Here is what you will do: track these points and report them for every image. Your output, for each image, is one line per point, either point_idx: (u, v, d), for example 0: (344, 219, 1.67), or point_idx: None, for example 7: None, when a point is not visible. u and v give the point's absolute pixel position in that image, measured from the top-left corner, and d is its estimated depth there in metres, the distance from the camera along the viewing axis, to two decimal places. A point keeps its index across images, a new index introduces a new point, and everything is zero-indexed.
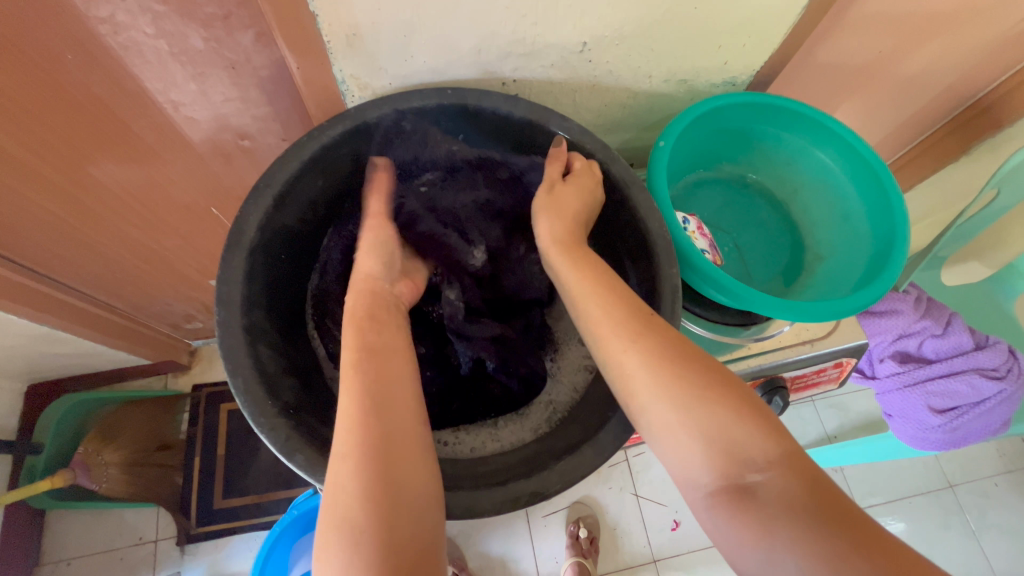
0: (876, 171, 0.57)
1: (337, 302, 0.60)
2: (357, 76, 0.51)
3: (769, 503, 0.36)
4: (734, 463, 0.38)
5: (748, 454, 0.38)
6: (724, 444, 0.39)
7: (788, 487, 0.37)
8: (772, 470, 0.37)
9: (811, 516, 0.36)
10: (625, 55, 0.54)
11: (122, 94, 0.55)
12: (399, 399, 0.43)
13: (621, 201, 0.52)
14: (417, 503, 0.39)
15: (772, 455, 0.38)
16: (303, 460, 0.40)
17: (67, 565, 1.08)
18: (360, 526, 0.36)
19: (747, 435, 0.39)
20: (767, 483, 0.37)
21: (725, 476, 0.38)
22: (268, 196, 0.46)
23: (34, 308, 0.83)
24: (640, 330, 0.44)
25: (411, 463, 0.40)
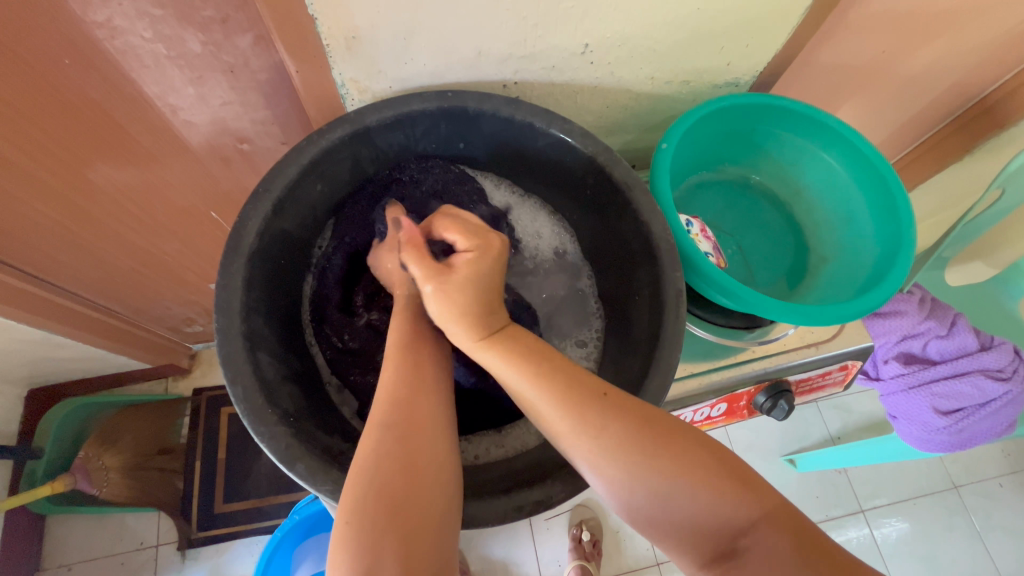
0: (881, 173, 0.56)
1: (336, 308, 0.59)
2: (357, 79, 0.51)
3: (758, 567, 0.37)
4: (720, 536, 0.39)
5: (734, 524, 0.38)
6: (710, 517, 0.39)
7: (777, 549, 0.37)
8: (755, 532, 0.38)
9: (802, 574, 0.36)
10: (627, 56, 0.54)
11: (120, 98, 0.55)
12: (429, 407, 0.43)
13: (624, 204, 0.51)
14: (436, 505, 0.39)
15: (754, 518, 0.38)
16: (303, 469, 0.40)
17: (68, 570, 1.08)
18: (373, 534, 0.36)
19: (729, 508, 0.39)
20: (756, 546, 0.37)
21: (716, 547, 0.39)
22: (267, 201, 0.46)
23: (33, 313, 0.82)
24: (603, 410, 0.41)
25: (429, 459, 0.40)
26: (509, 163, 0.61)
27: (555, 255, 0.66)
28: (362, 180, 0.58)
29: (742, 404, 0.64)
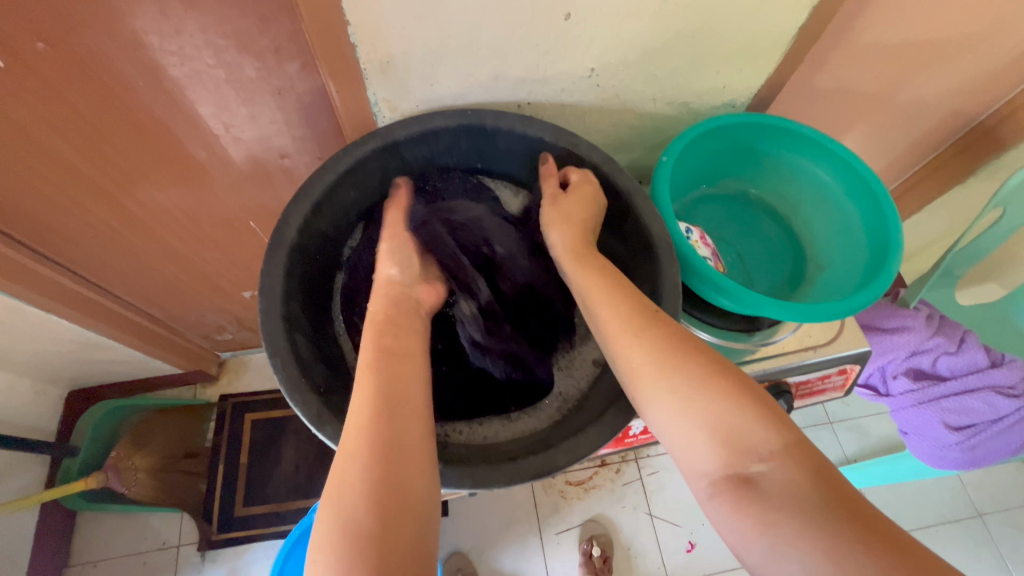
0: (871, 185, 0.60)
1: (366, 300, 0.63)
2: (388, 99, 0.57)
3: (772, 492, 0.39)
4: (739, 452, 0.41)
5: (752, 445, 0.41)
6: (728, 434, 0.41)
7: (791, 477, 0.39)
8: (773, 460, 0.40)
9: (816, 502, 0.37)
10: (630, 80, 0.59)
11: (180, 117, 0.62)
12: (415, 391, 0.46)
13: (626, 209, 0.56)
14: (403, 527, 0.39)
15: (773, 444, 0.40)
16: (332, 431, 0.44)
17: (94, 567, 1.12)
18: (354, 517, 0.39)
19: (747, 426, 0.41)
20: (770, 473, 0.39)
21: (730, 467, 0.41)
22: (308, 202, 0.52)
23: (84, 314, 0.90)
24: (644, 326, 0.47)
25: (398, 482, 0.41)
26: (523, 174, 0.67)
27: None
28: (391, 189, 0.64)
29: None
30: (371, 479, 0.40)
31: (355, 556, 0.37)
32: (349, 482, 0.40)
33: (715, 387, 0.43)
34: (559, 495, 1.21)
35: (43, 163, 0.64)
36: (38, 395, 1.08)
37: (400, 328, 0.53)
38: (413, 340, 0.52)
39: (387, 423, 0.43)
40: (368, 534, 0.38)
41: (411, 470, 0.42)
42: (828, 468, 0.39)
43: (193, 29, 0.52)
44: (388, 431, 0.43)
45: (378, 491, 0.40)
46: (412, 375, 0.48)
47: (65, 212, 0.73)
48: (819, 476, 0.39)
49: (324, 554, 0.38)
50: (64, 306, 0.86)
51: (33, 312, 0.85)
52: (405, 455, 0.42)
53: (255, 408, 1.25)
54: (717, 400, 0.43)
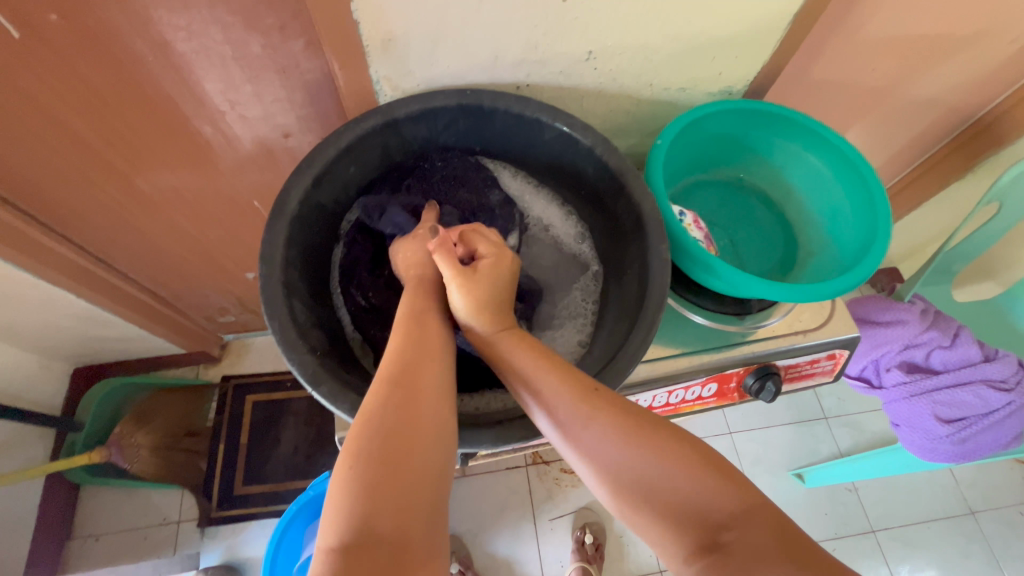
0: (861, 171, 0.61)
1: (363, 269, 0.65)
2: (389, 78, 0.59)
3: (746, 558, 0.36)
4: (704, 527, 0.38)
5: (712, 514, 0.39)
6: (688, 513, 0.39)
7: (759, 540, 0.37)
8: (738, 527, 0.38)
9: (792, 566, 0.35)
10: (627, 64, 0.61)
11: (187, 93, 0.64)
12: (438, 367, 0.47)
13: (619, 189, 0.57)
14: (426, 460, 0.40)
15: (734, 506, 0.39)
16: (326, 390, 0.46)
17: (95, 541, 1.14)
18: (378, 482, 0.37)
19: (709, 492, 0.39)
20: (739, 539, 0.37)
21: (697, 540, 0.38)
22: (309, 174, 0.54)
23: (90, 289, 0.92)
24: (592, 411, 0.44)
25: (424, 416, 0.42)
26: (520, 155, 0.68)
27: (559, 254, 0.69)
28: (390, 167, 0.66)
29: (733, 387, 0.67)
30: (401, 409, 0.42)
31: (382, 479, 0.37)
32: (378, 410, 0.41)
33: (668, 462, 0.41)
34: (553, 483, 1.22)
35: (54, 134, 0.65)
36: (44, 370, 1.10)
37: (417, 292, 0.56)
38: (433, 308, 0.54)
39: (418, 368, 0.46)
40: (387, 500, 0.37)
41: (436, 409, 0.43)
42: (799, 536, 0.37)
43: (201, 5, 0.53)
44: (415, 374, 0.45)
45: (406, 421, 0.41)
46: (438, 329, 0.51)
47: (73, 185, 0.74)
48: (787, 542, 0.36)
49: (350, 476, 0.37)
50: (71, 280, 0.88)
51: (41, 285, 0.87)
52: (432, 396, 0.44)
53: (257, 389, 1.27)
54: (668, 471, 0.41)
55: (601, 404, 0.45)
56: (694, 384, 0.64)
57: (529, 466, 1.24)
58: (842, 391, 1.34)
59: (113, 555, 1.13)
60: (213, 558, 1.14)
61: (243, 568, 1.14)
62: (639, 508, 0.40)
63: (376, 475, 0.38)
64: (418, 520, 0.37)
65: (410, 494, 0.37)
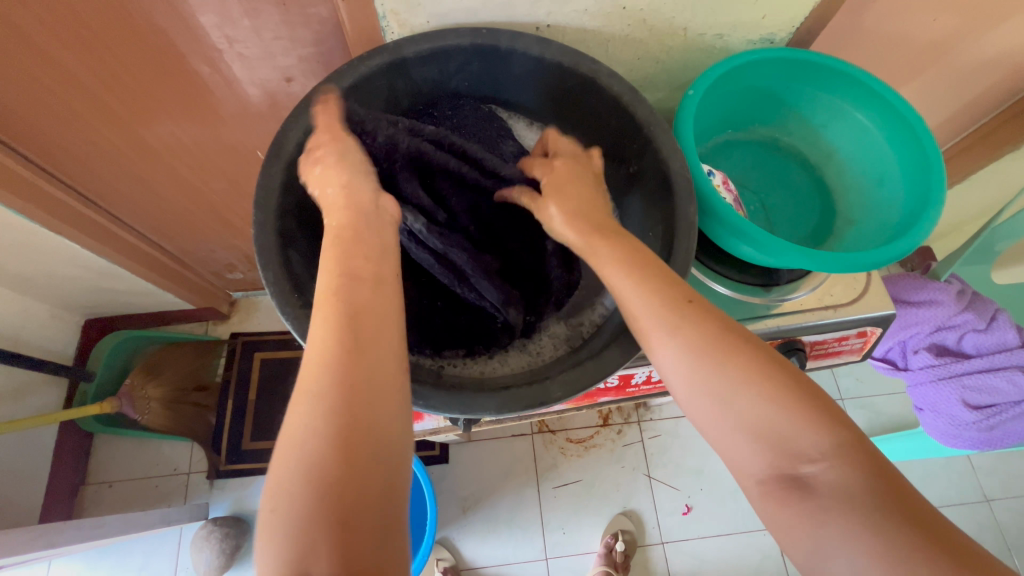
0: (916, 132, 0.55)
1: None
2: (397, 12, 0.53)
3: (824, 496, 0.36)
4: (787, 457, 0.37)
5: (800, 447, 0.37)
6: (774, 437, 0.38)
7: (843, 479, 0.36)
8: (825, 462, 0.36)
9: (869, 507, 0.35)
10: (660, 4, 0.54)
11: (182, 26, 0.60)
12: (365, 331, 0.41)
13: (645, 141, 0.52)
14: (378, 471, 0.37)
15: (826, 445, 0.37)
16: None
17: (109, 488, 1.16)
18: (302, 492, 0.35)
19: (796, 427, 0.37)
20: (821, 475, 0.36)
21: (778, 468, 0.37)
22: (308, 115, 0.50)
23: (95, 239, 0.90)
24: (680, 319, 0.41)
25: (370, 420, 0.38)
26: (536, 104, 0.63)
27: None
28: (397, 112, 0.61)
29: None
30: (332, 413, 0.37)
31: (324, 498, 0.35)
32: (314, 415, 0.37)
33: (746, 370, 0.39)
34: (558, 451, 1.22)
35: (45, 71, 0.62)
36: (53, 320, 1.10)
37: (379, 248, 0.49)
38: (372, 262, 0.46)
39: (355, 360, 0.39)
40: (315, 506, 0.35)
41: (385, 408, 0.39)
42: (886, 467, 0.36)
43: None
44: (353, 366, 0.39)
45: (343, 415, 0.37)
46: (376, 307, 0.43)
47: (69, 129, 0.71)
48: (872, 474, 0.36)
49: (280, 503, 0.35)
50: (73, 229, 0.86)
51: (45, 233, 0.85)
52: (377, 390, 0.39)
53: (264, 347, 1.27)
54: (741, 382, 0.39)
55: (688, 315, 0.42)
56: None
57: (536, 433, 1.23)
58: (861, 371, 1.29)
59: (126, 501, 1.16)
60: (222, 509, 1.17)
61: (251, 520, 1.16)
62: (715, 373, 0.40)
63: (318, 492, 0.35)
64: (366, 538, 0.34)
65: (348, 511, 0.35)
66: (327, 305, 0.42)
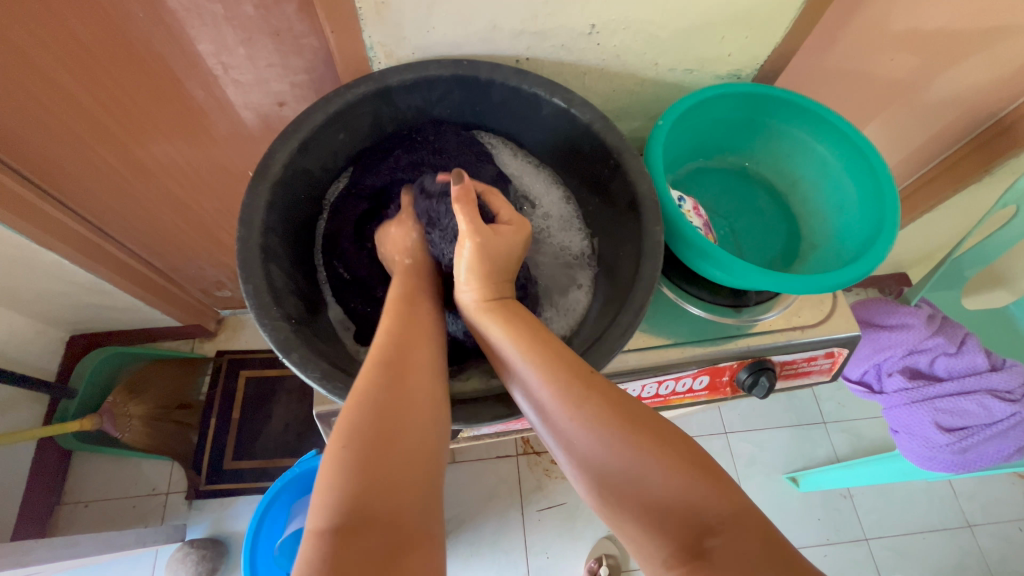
0: (871, 162, 0.58)
1: (348, 238, 0.64)
2: (384, 44, 0.56)
3: (729, 569, 0.33)
4: (691, 528, 0.35)
5: (703, 517, 0.35)
6: (674, 513, 0.36)
7: (747, 549, 0.33)
8: (726, 533, 0.34)
9: (780, 569, 0.33)
10: (632, 40, 0.58)
11: (178, 52, 0.63)
12: (423, 333, 0.49)
13: (616, 167, 0.55)
14: (420, 477, 0.37)
15: (725, 512, 0.35)
16: (297, 357, 0.44)
17: (84, 508, 1.14)
18: (373, 445, 0.37)
19: (695, 495, 0.36)
20: (724, 547, 0.34)
21: (683, 545, 0.35)
22: (295, 138, 0.52)
23: (85, 256, 0.91)
24: (579, 396, 0.41)
25: (414, 429, 0.39)
26: (516, 132, 0.66)
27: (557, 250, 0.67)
28: (383, 137, 0.64)
29: (725, 381, 0.65)
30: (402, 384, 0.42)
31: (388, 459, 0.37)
32: (380, 385, 0.41)
33: (646, 442, 0.39)
34: (543, 473, 1.21)
35: (46, 93, 0.65)
36: (38, 336, 1.10)
37: (392, 289, 0.55)
38: (409, 283, 0.56)
39: (413, 383, 0.42)
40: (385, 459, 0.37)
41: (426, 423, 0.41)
42: (785, 542, 0.34)
43: None
44: (422, 353, 0.46)
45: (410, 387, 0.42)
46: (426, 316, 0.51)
47: (66, 147, 0.73)
48: (778, 552, 0.33)
49: (350, 452, 0.37)
50: (64, 245, 0.87)
51: (35, 248, 0.86)
52: (432, 375, 0.45)
53: (249, 365, 1.27)
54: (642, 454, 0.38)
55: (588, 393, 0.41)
56: (685, 377, 0.62)
57: (520, 455, 1.23)
58: (843, 396, 1.31)
59: (101, 522, 1.14)
60: (200, 531, 1.14)
61: (229, 542, 1.14)
62: (629, 473, 0.38)
63: (386, 446, 0.37)
64: (422, 488, 0.37)
65: (413, 464, 0.37)
66: (391, 313, 0.50)
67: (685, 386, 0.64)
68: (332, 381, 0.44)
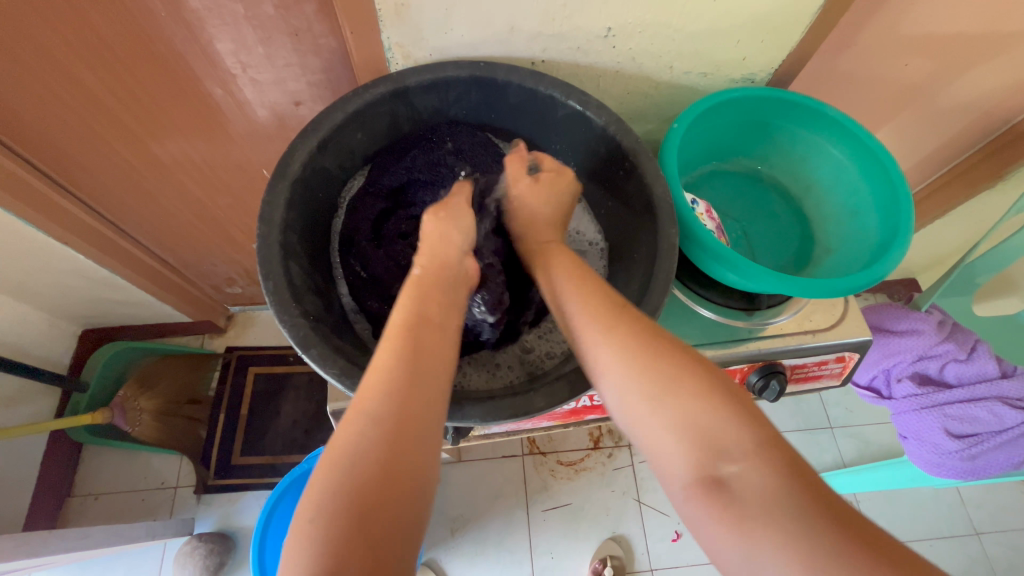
0: (886, 168, 0.59)
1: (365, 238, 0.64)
2: (402, 45, 0.57)
3: (745, 497, 0.36)
4: (710, 452, 0.39)
5: (724, 445, 0.39)
6: (695, 432, 0.39)
7: (765, 479, 0.37)
8: (747, 462, 0.37)
9: (791, 507, 0.35)
10: (648, 43, 0.58)
11: (198, 50, 0.63)
12: (430, 335, 0.47)
13: (631, 169, 0.56)
14: (412, 506, 0.39)
15: (748, 445, 0.38)
16: (316, 353, 0.45)
17: (94, 500, 1.15)
18: (355, 468, 0.38)
19: (723, 427, 0.39)
20: (742, 476, 0.37)
21: (701, 467, 0.38)
22: (314, 138, 0.53)
23: (100, 251, 0.92)
24: (614, 323, 0.45)
25: (407, 454, 0.40)
26: (531, 133, 0.67)
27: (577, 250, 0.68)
28: (398, 136, 0.65)
29: (736, 384, 0.66)
30: (395, 402, 0.41)
31: (369, 485, 0.38)
32: (370, 404, 0.41)
33: (685, 381, 0.41)
34: (549, 473, 1.22)
35: (68, 89, 0.66)
36: (51, 329, 1.11)
37: (415, 268, 0.53)
38: (422, 305, 0.49)
39: (405, 402, 0.41)
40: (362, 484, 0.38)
41: (420, 444, 0.41)
42: (804, 471, 0.37)
43: None
44: (418, 360, 0.44)
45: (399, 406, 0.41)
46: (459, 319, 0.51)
47: (85, 142, 0.74)
48: (795, 485, 0.36)
49: (335, 476, 0.38)
50: (80, 240, 0.88)
51: (52, 242, 0.88)
52: (429, 388, 0.43)
53: (258, 361, 1.28)
54: (671, 371, 0.42)
55: (622, 326, 0.45)
56: None
57: (526, 455, 1.24)
58: (850, 401, 1.30)
59: (111, 514, 1.15)
60: (208, 525, 1.15)
61: (236, 537, 1.15)
62: (658, 400, 0.41)
63: (367, 472, 0.38)
64: (400, 512, 0.38)
65: (392, 493, 0.38)
66: (401, 310, 0.48)
67: None
68: (350, 378, 0.45)
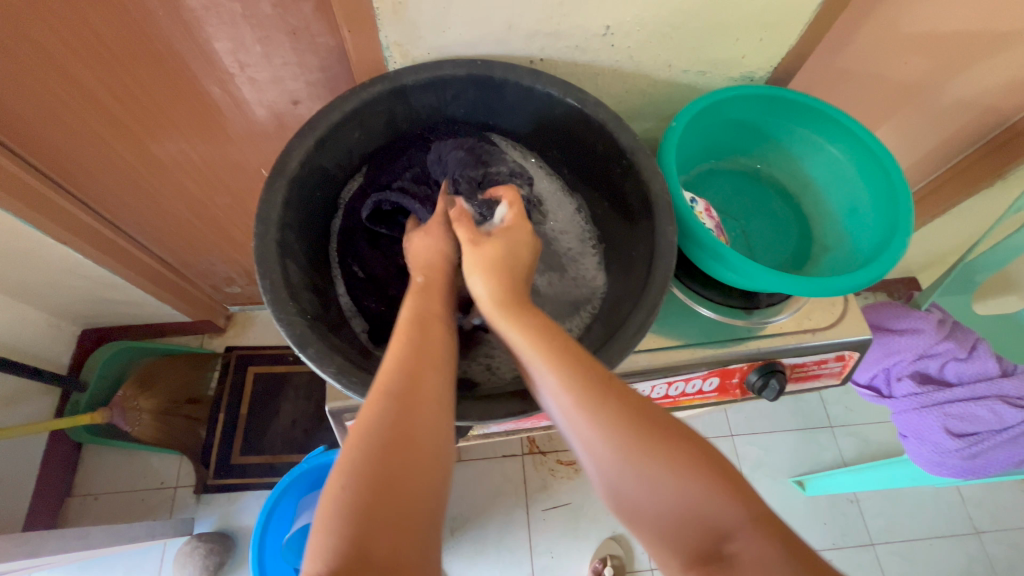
0: (885, 165, 0.59)
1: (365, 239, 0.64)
2: (399, 43, 0.56)
3: (748, 572, 0.34)
4: (710, 532, 0.36)
5: (721, 524, 0.36)
6: (692, 518, 0.37)
7: (767, 553, 0.35)
8: (745, 535, 0.36)
9: (789, 574, 0.34)
10: (646, 41, 0.58)
11: (196, 50, 0.63)
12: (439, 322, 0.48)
13: (629, 167, 0.56)
14: (429, 486, 0.37)
15: (742, 519, 0.36)
16: (313, 352, 0.45)
17: (94, 500, 1.15)
18: (379, 443, 0.38)
19: (716, 503, 0.37)
20: (745, 549, 0.35)
21: (700, 547, 0.36)
22: (312, 137, 0.53)
23: (98, 251, 0.92)
24: (598, 405, 0.40)
25: (426, 434, 0.39)
26: (529, 131, 0.67)
27: (574, 254, 0.68)
28: (396, 135, 0.65)
29: (735, 383, 0.65)
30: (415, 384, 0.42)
31: (393, 459, 0.37)
32: (390, 384, 0.41)
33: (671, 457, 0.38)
34: (548, 473, 1.21)
35: (65, 89, 0.66)
36: (50, 329, 1.11)
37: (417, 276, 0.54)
38: (426, 302, 0.50)
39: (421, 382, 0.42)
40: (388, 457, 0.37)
41: (437, 424, 0.40)
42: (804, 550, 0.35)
43: None
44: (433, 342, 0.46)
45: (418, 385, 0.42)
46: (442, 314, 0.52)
47: (83, 142, 0.74)
48: (792, 554, 0.35)
49: (361, 452, 0.37)
50: (79, 240, 0.88)
51: (50, 242, 0.88)
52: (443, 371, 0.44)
53: (258, 361, 1.27)
54: (665, 456, 0.39)
55: (608, 403, 0.41)
56: (695, 378, 0.62)
57: (526, 454, 1.24)
58: (850, 400, 1.30)
59: (111, 514, 1.15)
60: (208, 524, 1.15)
61: (236, 536, 1.15)
62: (652, 480, 0.38)
63: (391, 447, 0.38)
64: (424, 487, 0.37)
65: (417, 468, 0.37)
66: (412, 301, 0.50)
67: (694, 387, 0.64)
68: (347, 377, 0.45)
